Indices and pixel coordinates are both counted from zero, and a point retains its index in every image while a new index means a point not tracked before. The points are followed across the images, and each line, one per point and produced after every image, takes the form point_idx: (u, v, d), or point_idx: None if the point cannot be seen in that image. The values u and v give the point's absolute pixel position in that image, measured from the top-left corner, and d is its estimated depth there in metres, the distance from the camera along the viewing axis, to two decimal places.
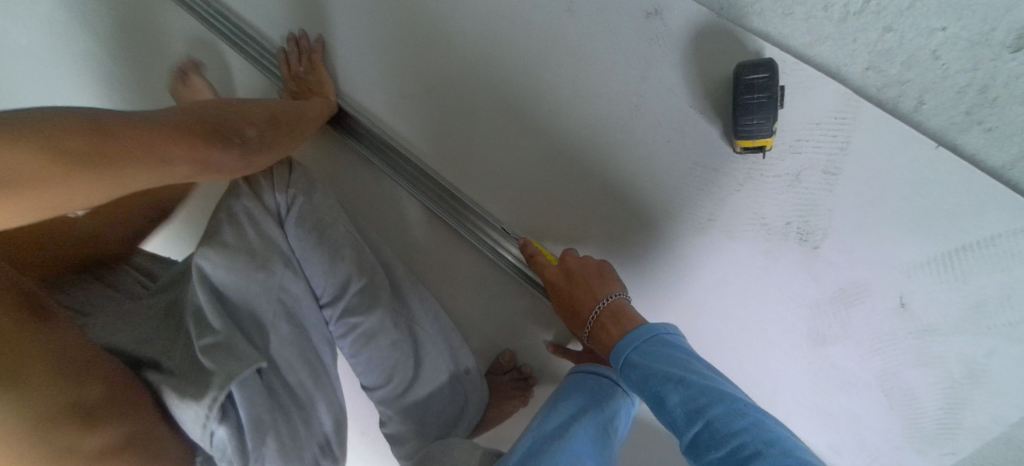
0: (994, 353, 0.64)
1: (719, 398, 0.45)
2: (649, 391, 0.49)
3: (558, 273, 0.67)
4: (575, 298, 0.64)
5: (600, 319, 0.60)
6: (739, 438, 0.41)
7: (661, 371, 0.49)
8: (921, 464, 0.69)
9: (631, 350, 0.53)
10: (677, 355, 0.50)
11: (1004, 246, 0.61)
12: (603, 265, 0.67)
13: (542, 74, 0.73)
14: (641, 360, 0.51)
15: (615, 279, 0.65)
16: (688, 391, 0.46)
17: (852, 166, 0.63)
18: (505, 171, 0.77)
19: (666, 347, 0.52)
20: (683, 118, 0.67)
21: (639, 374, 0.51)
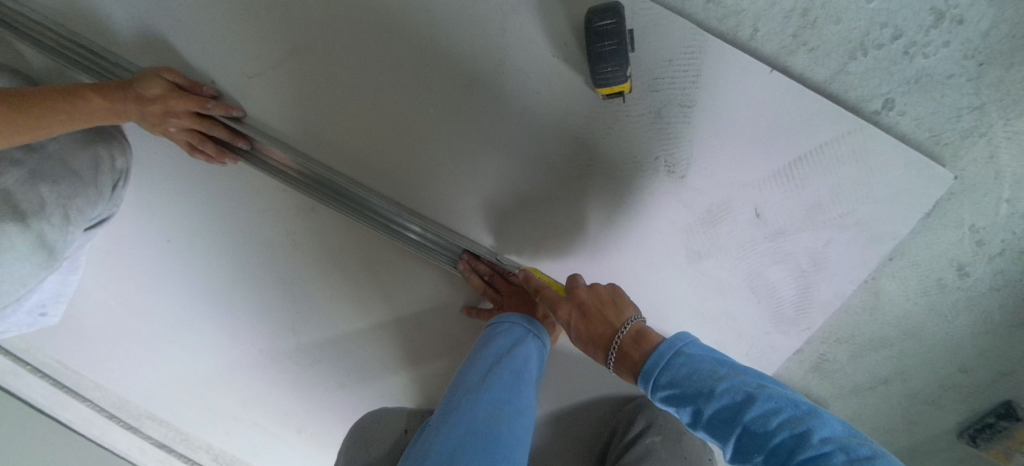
0: (831, 242, 0.75)
1: (752, 399, 0.50)
2: (687, 407, 0.54)
3: (573, 308, 0.69)
4: (593, 328, 0.67)
5: (623, 347, 0.64)
6: (778, 435, 0.47)
7: (693, 387, 0.54)
8: (786, 342, 0.83)
9: (658, 371, 0.58)
10: (703, 366, 0.56)
11: (831, 152, 0.70)
12: (612, 291, 0.71)
13: (400, 43, 0.70)
14: (670, 378, 0.57)
15: (627, 302, 0.69)
16: (722, 401, 0.52)
17: (703, 99, 0.68)
18: (384, 149, 0.77)
19: (691, 359, 0.57)
20: (549, 70, 0.68)
21: (672, 392, 0.56)
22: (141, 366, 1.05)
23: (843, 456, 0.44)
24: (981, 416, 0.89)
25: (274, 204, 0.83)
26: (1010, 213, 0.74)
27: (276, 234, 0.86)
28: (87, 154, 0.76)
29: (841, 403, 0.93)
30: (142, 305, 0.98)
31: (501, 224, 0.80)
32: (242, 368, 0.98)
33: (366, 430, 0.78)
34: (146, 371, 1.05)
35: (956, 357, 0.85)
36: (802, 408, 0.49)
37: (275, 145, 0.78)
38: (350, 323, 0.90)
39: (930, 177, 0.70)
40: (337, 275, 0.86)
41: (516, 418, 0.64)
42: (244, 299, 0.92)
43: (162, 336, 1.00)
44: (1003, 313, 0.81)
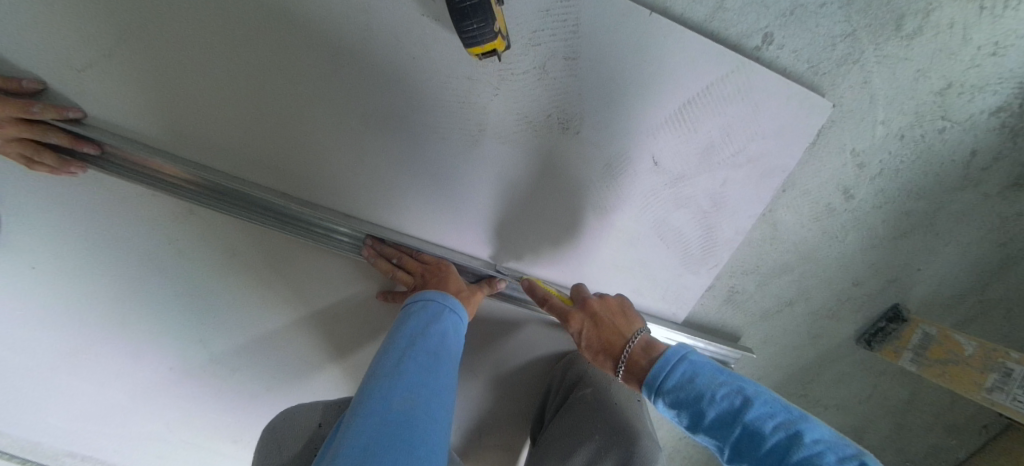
0: (727, 182, 0.78)
1: (750, 404, 0.57)
2: (690, 410, 0.60)
3: (585, 318, 0.75)
4: (604, 336, 0.73)
5: (633, 355, 0.70)
6: (774, 436, 0.55)
7: (696, 391, 0.61)
8: (697, 280, 0.88)
9: (663, 376, 0.63)
10: (706, 374, 0.62)
11: (717, 93, 0.70)
12: (620, 303, 0.77)
13: (251, 16, 0.62)
14: (674, 383, 0.63)
15: (635, 315, 0.76)
16: (723, 404, 0.59)
17: (586, 48, 0.66)
18: (260, 138, 0.71)
19: (694, 366, 0.63)
20: (422, 32, 0.63)
21: (676, 396, 0.62)
22: (38, 405, 0.96)
23: (831, 455, 0.52)
24: (874, 321, 0.97)
25: (149, 209, 0.75)
26: (884, 134, 0.78)
27: (160, 242, 0.79)
28: None
29: (753, 329, 0.98)
30: (21, 345, 0.88)
31: (404, 202, 0.77)
32: (159, 385, 0.94)
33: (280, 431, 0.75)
34: (45, 408, 0.97)
35: (850, 272, 0.92)
36: (792, 412, 0.57)
37: (134, 148, 0.69)
38: (271, 321, 0.88)
39: (811, 108, 0.73)
40: (244, 275, 0.83)
41: (435, 399, 0.61)
42: (143, 315, 0.86)
43: (54, 370, 0.91)
44: (885, 227, 0.87)
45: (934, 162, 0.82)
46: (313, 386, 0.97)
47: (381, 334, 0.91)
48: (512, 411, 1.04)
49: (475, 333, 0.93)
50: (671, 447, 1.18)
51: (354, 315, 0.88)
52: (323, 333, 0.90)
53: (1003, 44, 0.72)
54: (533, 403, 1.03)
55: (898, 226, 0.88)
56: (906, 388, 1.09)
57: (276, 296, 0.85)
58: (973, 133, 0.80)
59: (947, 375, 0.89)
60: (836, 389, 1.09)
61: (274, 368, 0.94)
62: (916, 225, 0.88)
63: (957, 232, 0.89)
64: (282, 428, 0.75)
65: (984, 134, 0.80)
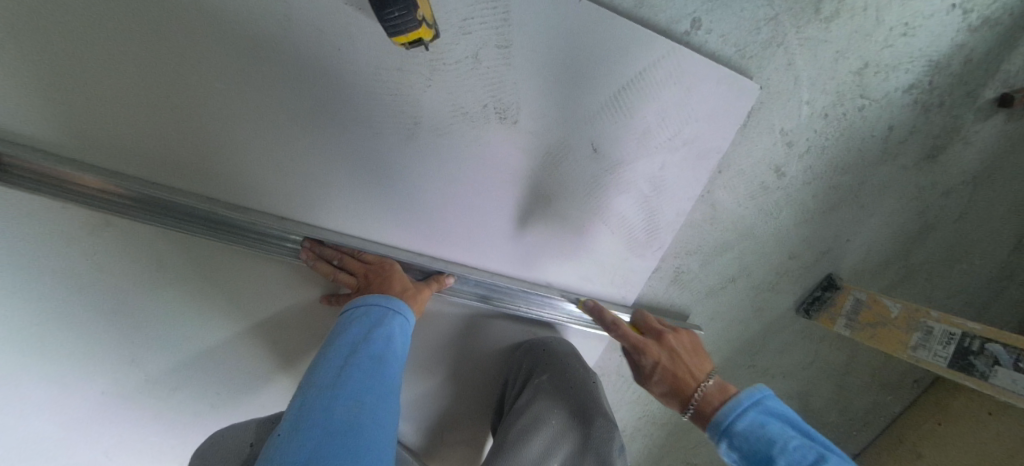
0: (665, 166, 0.79)
1: (826, 461, 0.54)
2: (758, 456, 0.58)
3: (660, 351, 0.72)
4: (680, 375, 0.69)
5: (708, 396, 0.67)
6: None
7: (767, 438, 0.58)
8: (642, 263, 0.90)
9: (734, 416, 0.62)
10: (779, 423, 0.59)
11: (649, 79, 0.71)
12: (691, 339, 0.76)
13: (158, 8, 0.58)
14: (745, 427, 0.61)
15: (705, 356, 0.73)
16: (794, 455, 0.55)
17: (517, 37, 0.65)
18: (179, 140, 0.66)
19: (769, 414, 0.61)
20: (345, 21, 0.61)
21: (746, 441, 0.60)
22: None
23: None
24: (810, 291, 1.03)
25: (58, 221, 0.70)
26: (809, 113, 0.82)
27: (75, 256, 0.73)
28: None
29: (700, 307, 1.02)
30: None
31: (342, 200, 0.75)
32: (90, 410, 0.88)
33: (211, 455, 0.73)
34: None
35: (785, 246, 0.97)
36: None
37: (31, 156, 0.63)
38: (211, 332, 0.84)
39: (739, 90, 0.75)
40: (176, 285, 0.78)
41: (380, 405, 0.60)
42: (64, 336, 0.80)
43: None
44: (815, 202, 0.92)
45: (857, 138, 0.87)
46: (263, 397, 0.94)
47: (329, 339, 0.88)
48: (472, 404, 1.04)
49: (428, 330, 0.92)
50: (632, 425, 1.21)
51: (300, 321, 0.85)
52: (269, 341, 0.87)
53: (912, 25, 0.77)
54: (492, 394, 1.04)
55: (827, 200, 0.93)
56: (844, 351, 1.16)
57: (214, 305, 0.81)
58: (890, 110, 0.85)
59: (875, 337, 0.91)
60: (781, 357, 1.14)
61: (219, 381, 0.90)
62: (843, 198, 0.93)
63: (880, 204, 0.95)
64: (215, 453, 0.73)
65: (900, 110, 0.85)
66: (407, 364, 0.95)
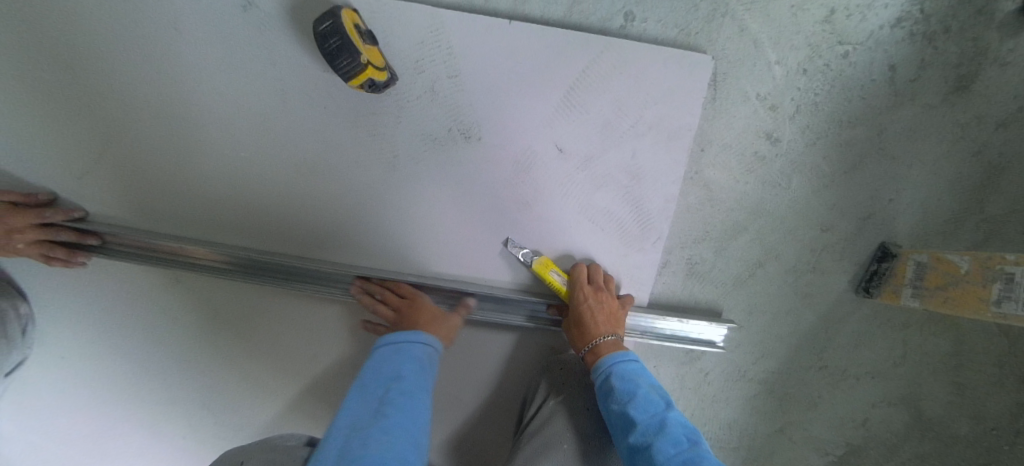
0: (637, 153, 0.80)
1: (669, 403, 0.71)
2: (625, 391, 0.72)
3: (592, 299, 0.80)
4: (586, 321, 0.79)
5: (603, 343, 0.78)
6: (662, 406, 0.71)
7: (637, 381, 0.74)
8: (645, 258, 0.87)
9: (617, 360, 0.76)
10: (649, 379, 0.75)
11: (594, 74, 0.76)
12: (618, 305, 0.82)
13: (199, 105, 0.78)
14: (626, 371, 0.75)
15: (621, 323, 0.81)
16: (651, 394, 0.72)
17: (463, 65, 0.76)
18: (220, 203, 0.83)
19: (646, 373, 0.76)
20: (327, 83, 0.77)
21: (621, 377, 0.74)
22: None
23: (683, 424, 0.69)
24: (864, 266, 0.89)
25: (144, 284, 0.89)
26: (784, 72, 0.79)
27: (158, 312, 0.91)
28: None
29: (733, 302, 0.93)
30: (54, 435, 0.98)
31: (347, 235, 0.86)
32: (176, 456, 1.01)
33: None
34: None
35: (813, 218, 0.87)
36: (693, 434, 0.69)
37: (121, 232, 0.82)
38: (260, 372, 0.95)
39: (692, 65, 0.76)
40: (230, 329, 0.93)
41: (413, 441, 0.62)
42: (153, 386, 0.96)
43: (84, 457, 1.00)
44: (830, 163, 0.84)
45: (855, 86, 0.80)
46: None
47: (356, 372, 0.94)
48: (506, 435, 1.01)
49: (446, 355, 0.95)
50: None
51: (329, 355, 0.94)
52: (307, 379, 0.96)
53: None
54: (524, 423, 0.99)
55: (845, 158, 0.84)
56: (942, 337, 0.96)
57: (260, 346, 0.93)
58: (882, 49, 0.78)
59: (950, 301, 0.77)
60: (859, 353, 0.97)
61: (269, 423, 0.98)
62: (866, 154, 0.84)
63: (919, 152, 0.84)
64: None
65: (894, 47, 0.78)
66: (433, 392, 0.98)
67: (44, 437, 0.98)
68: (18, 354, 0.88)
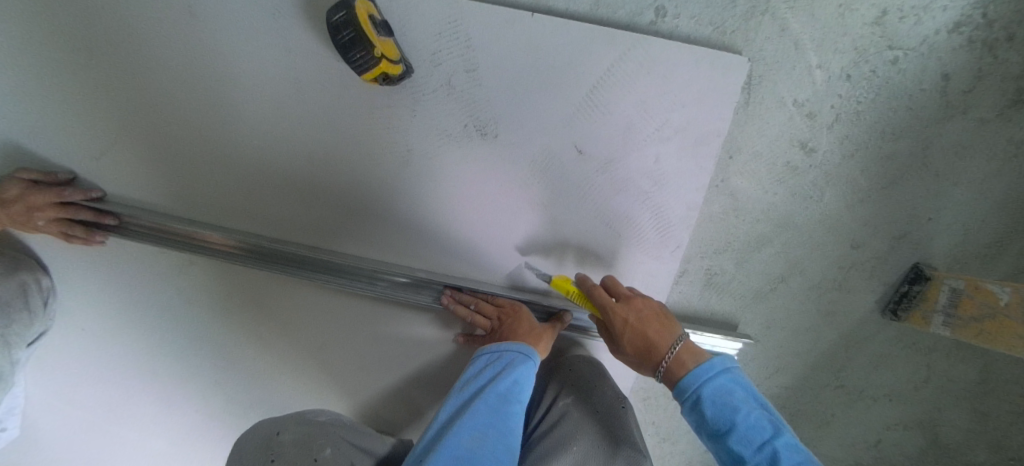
0: (660, 158, 0.77)
1: (778, 429, 0.59)
2: (722, 421, 0.60)
3: (630, 312, 0.70)
4: (647, 338, 0.68)
5: (675, 359, 0.67)
6: (772, 436, 0.58)
7: (734, 405, 0.61)
8: (662, 266, 0.84)
9: (702, 381, 0.63)
10: (744, 394, 0.62)
11: (620, 74, 0.72)
12: (658, 305, 0.72)
13: (210, 89, 0.76)
14: (717, 394, 0.62)
15: (674, 319, 0.71)
16: (755, 421, 0.59)
17: (482, 58, 0.72)
18: (233, 188, 0.83)
19: (738, 384, 0.63)
20: (339, 73, 0.73)
21: (715, 406, 0.61)
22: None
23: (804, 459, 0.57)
24: (895, 286, 0.85)
25: (155, 265, 0.89)
26: (825, 78, 0.73)
27: (171, 293, 0.91)
28: (14, 281, 0.83)
29: (750, 314, 0.90)
30: (74, 406, 1.01)
31: (359, 226, 0.85)
32: (190, 430, 1.03)
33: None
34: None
35: (843, 234, 0.83)
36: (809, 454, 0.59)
37: (139, 214, 0.83)
38: (271, 356, 0.96)
39: (726, 67, 0.71)
40: (240, 314, 0.93)
41: (500, 442, 0.67)
42: (167, 364, 0.97)
43: (103, 426, 1.03)
44: (867, 177, 0.79)
45: (903, 97, 0.74)
46: None
47: (366, 360, 0.96)
48: None
49: (453, 350, 0.95)
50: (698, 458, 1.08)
51: (340, 343, 0.94)
52: (318, 365, 0.97)
53: None
54: None
55: (884, 173, 0.79)
56: (973, 364, 0.91)
57: (271, 331, 0.94)
58: (937, 56, 0.71)
59: (982, 332, 0.74)
60: (880, 374, 0.94)
61: (281, 405, 1.00)
62: (908, 170, 0.78)
63: (965, 169, 0.78)
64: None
65: (949, 55, 0.71)
66: (439, 385, 0.98)
67: (65, 406, 1.01)
68: (41, 325, 0.89)
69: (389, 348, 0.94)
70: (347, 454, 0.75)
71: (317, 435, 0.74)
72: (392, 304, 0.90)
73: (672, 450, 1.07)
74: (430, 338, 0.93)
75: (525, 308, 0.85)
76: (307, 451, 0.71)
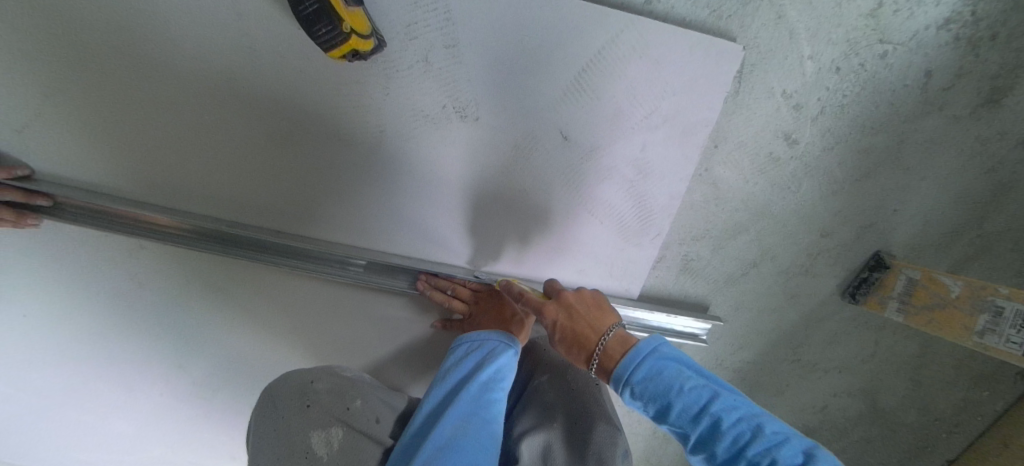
0: (646, 146, 0.75)
1: (716, 395, 0.54)
2: (659, 405, 0.55)
3: (559, 310, 0.68)
4: (579, 331, 0.65)
5: (606, 350, 0.62)
6: (710, 406, 0.53)
7: (664, 383, 0.56)
8: (641, 252, 0.85)
9: (631, 368, 0.58)
10: (676, 366, 0.57)
11: (611, 57, 0.68)
12: (596, 296, 0.69)
13: (148, 56, 0.66)
14: (643, 375, 0.57)
15: (612, 310, 0.67)
16: (690, 396, 0.54)
17: (463, 33, 0.66)
18: (182, 167, 0.75)
19: (667, 360, 0.58)
20: (304, 44, 0.66)
21: (645, 389, 0.57)
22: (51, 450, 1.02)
23: (750, 422, 0.52)
24: (856, 272, 0.90)
25: (103, 248, 0.81)
26: (815, 69, 0.71)
27: (124, 277, 0.84)
28: None
29: (722, 297, 0.93)
30: (26, 392, 0.95)
31: (328, 212, 0.79)
32: (157, 412, 1.00)
33: (265, 447, 0.65)
34: (60, 448, 1.03)
35: (814, 223, 0.85)
36: (753, 408, 0.55)
37: (74, 195, 0.74)
38: (240, 340, 0.92)
39: (719, 54, 0.69)
40: (203, 298, 0.87)
41: (485, 428, 0.66)
42: (125, 348, 0.91)
43: (62, 412, 0.98)
44: (843, 170, 0.80)
45: (887, 91, 0.74)
46: None
47: (341, 343, 0.94)
48: None
49: (431, 332, 0.94)
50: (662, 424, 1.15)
51: (312, 327, 0.92)
52: (289, 347, 0.94)
53: None
54: None
55: (859, 166, 0.80)
56: (914, 340, 1.00)
57: (237, 316, 0.90)
58: (922, 53, 0.71)
59: (933, 321, 0.80)
60: (833, 349, 1.01)
61: (254, 386, 0.98)
62: (881, 163, 0.80)
63: (933, 164, 0.80)
64: (273, 443, 0.66)
65: (936, 52, 0.71)
66: (416, 364, 0.98)
67: (16, 392, 0.95)
68: None
69: (365, 331, 0.93)
70: (375, 410, 0.75)
71: (348, 387, 0.75)
72: (366, 289, 0.88)
73: (639, 418, 1.13)
74: (406, 320, 0.92)
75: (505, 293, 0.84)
76: (340, 400, 0.72)
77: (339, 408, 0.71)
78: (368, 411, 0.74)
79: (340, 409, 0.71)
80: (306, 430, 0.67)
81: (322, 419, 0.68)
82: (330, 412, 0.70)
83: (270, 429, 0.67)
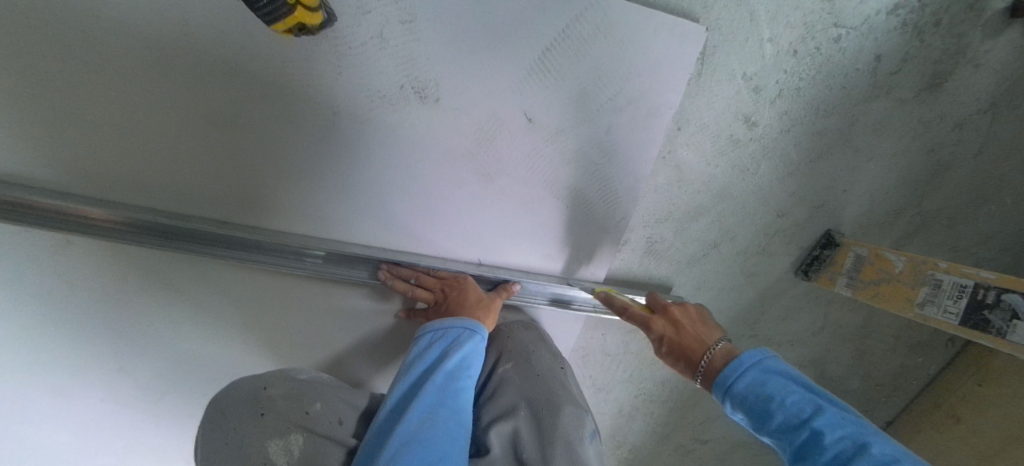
0: (611, 129, 0.74)
1: (820, 409, 0.55)
2: (758, 414, 0.58)
3: (665, 324, 0.75)
4: (684, 342, 0.72)
5: (710, 362, 0.67)
6: (812, 418, 0.54)
7: (765, 393, 0.59)
8: (606, 235, 0.85)
9: (734, 378, 0.62)
10: (781, 380, 0.59)
11: (574, 36, 0.66)
12: (700, 312, 0.76)
13: (58, 26, 0.58)
14: (745, 385, 0.61)
15: (716, 326, 0.74)
16: (792, 409, 0.56)
17: (420, 8, 0.62)
18: (109, 153, 0.67)
19: (771, 373, 0.61)
20: (244, 17, 0.61)
21: (745, 399, 0.60)
22: None
23: (854, 439, 0.52)
24: (808, 250, 0.95)
25: (22, 246, 0.73)
26: (774, 52, 0.72)
27: (49, 275, 0.76)
28: None
29: (684, 277, 0.95)
30: None
31: (279, 199, 0.74)
32: (99, 420, 0.93)
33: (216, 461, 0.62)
34: None
35: (770, 204, 0.88)
36: (865, 428, 0.53)
37: None
38: (188, 338, 0.86)
39: (681, 36, 0.68)
40: (143, 295, 0.81)
41: (453, 417, 0.65)
42: (57, 352, 0.84)
43: None
44: (798, 151, 0.82)
45: (841, 74, 0.75)
46: None
47: (300, 336, 0.90)
48: None
49: (395, 322, 0.92)
50: (627, 400, 1.18)
51: (267, 322, 0.87)
52: (243, 343, 0.89)
53: None
54: None
55: (813, 148, 0.82)
56: (858, 312, 1.06)
57: (183, 313, 0.84)
58: (873, 37, 0.73)
59: (877, 294, 0.85)
60: (786, 324, 1.06)
61: (206, 385, 0.93)
62: (833, 145, 0.83)
63: (879, 146, 0.84)
64: (225, 457, 0.62)
65: (886, 37, 0.73)
66: (380, 354, 0.95)
67: None
68: None
69: (325, 323, 0.89)
70: (336, 411, 0.73)
71: (307, 390, 0.72)
72: (324, 280, 0.84)
73: (605, 397, 1.16)
74: (368, 309, 0.89)
75: (470, 279, 0.81)
76: (298, 404, 0.69)
77: (297, 413, 0.67)
78: (327, 413, 0.71)
79: (298, 414, 0.67)
80: (262, 440, 0.63)
81: (279, 426, 0.65)
82: (288, 419, 0.66)
83: (221, 442, 0.63)
